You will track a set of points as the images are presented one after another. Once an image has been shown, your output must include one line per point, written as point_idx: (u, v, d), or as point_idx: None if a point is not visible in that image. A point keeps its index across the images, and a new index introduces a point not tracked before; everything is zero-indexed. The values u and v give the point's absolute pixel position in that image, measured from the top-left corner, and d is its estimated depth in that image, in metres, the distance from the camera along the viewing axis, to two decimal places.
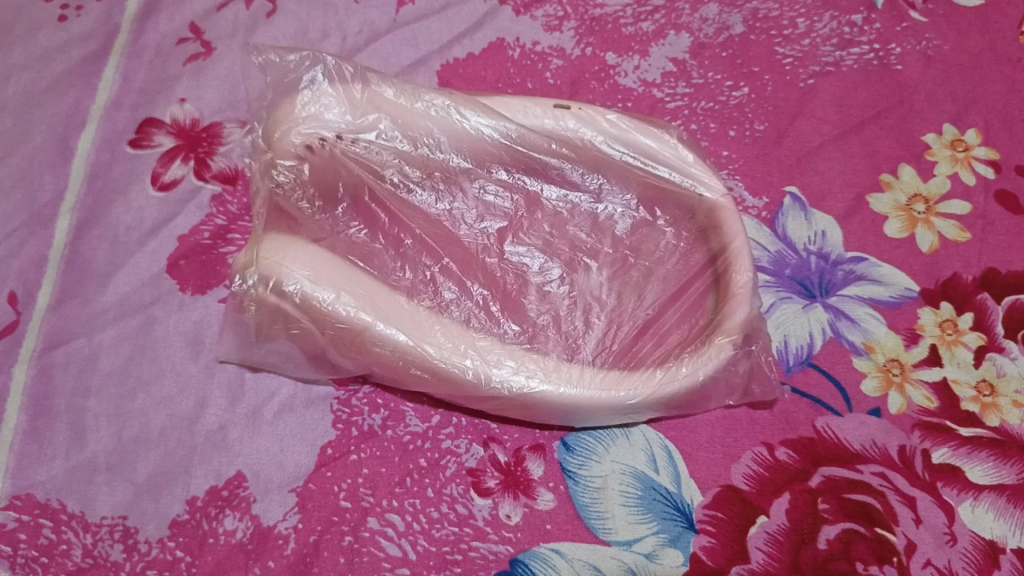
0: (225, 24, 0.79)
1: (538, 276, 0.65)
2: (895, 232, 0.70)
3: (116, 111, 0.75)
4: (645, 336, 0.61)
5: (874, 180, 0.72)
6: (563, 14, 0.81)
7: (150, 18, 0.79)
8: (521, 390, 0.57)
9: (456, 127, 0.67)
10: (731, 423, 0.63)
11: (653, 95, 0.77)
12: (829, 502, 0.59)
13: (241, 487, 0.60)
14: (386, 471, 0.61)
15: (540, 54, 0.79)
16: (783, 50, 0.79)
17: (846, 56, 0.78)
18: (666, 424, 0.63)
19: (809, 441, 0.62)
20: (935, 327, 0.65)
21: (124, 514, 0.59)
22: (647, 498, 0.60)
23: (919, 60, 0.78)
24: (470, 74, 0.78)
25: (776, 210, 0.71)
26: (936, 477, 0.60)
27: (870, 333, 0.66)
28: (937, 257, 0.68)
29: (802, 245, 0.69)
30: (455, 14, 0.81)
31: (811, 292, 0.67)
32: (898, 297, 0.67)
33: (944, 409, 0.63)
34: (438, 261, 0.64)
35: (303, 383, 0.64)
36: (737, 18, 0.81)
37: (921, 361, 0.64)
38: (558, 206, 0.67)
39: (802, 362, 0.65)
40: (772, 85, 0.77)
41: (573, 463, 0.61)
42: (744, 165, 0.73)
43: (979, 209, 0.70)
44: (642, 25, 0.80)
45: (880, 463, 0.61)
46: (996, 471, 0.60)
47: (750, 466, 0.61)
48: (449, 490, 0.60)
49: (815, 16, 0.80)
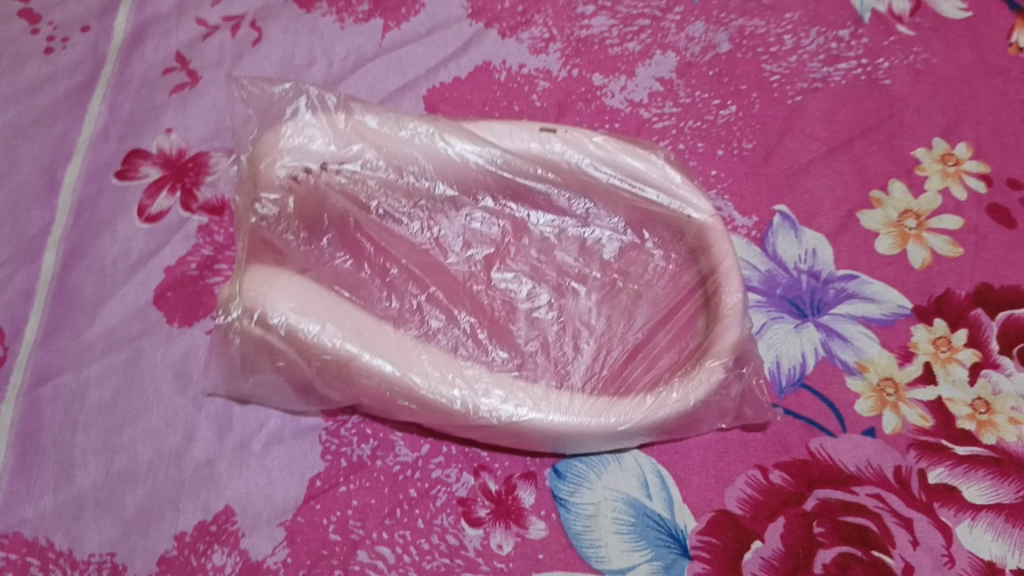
0: (212, 52, 0.80)
1: (522, 309, 0.64)
2: (887, 248, 0.69)
3: (103, 142, 0.75)
4: (636, 359, 0.61)
5: (865, 197, 0.72)
6: (549, 36, 0.81)
7: (136, 49, 0.79)
8: (511, 418, 0.56)
9: (445, 157, 0.67)
10: (724, 446, 0.62)
11: (640, 115, 0.77)
12: (825, 525, 0.59)
13: (230, 521, 0.60)
14: (376, 501, 0.60)
15: (526, 76, 0.79)
16: (770, 67, 0.79)
17: (834, 72, 0.78)
18: (657, 448, 0.62)
19: (803, 463, 0.61)
20: (929, 345, 0.65)
21: (112, 550, 0.59)
22: (640, 525, 0.59)
23: (908, 75, 0.78)
24: (456, 99, 0.78)
25: (766, 229, 0.71)
26: (933, 498, 0.59)
27: (863, 352, 0.65)
28: (930, 273, 0.68)
29: (793, 265, 0.69)
30: (441, 38, 0.81)
31: (803, 312, 0.67)
32: (890, 314, 0.66)
33: (939, 428, 0.62)
34: (422, 296, 0.63)
35: (292, 414, 0.63)
36: (724, 36, 0.80)
37: (915, 379, 0.64)
38: (546, 231, 0.67)
39: (795, 384, 0.64)
40: (760, 103, 0.77)
41: (564, 491, 0.61)
42: (733, 184, 0.73)
43: (971, 224, 0.70)
44: (628, 45, 0.80)
45: (876, 484, 0.60)
46: (994, 490, 0.60)
47: (744, 490, 0.60)
48: (440, 520, 0.60)
49: (801, 32, 0.80)
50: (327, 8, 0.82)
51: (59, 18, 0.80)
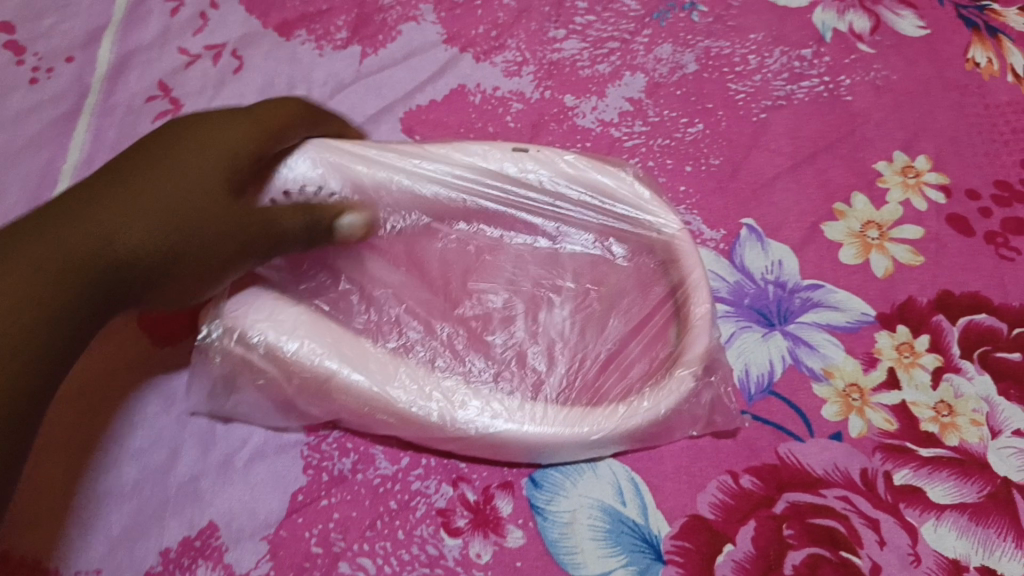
0: (194, 81, 0.82)
1: (496, 325, 0.67)
2: (850, 258, 0.71)
3: (88, 168, 0.77)
4: (609, 369, 0.63)
5: (829, 209, 0.74)
6: (522, 60, 0.83)
7: (119, 78, 0.81)
8: (487, 429, 0.58)
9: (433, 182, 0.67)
10: (696, 452, 0.64)
11: (611, 134, 0.79)
12: (795, 527, 0.60)
13: (214, 536, 0.61)
14: (357, 514, 0.62)
15: (500, 99, 0.81)
16: (735, 86, 0.81)
17: (797, 90, 0.81)
18: (632, 456, 0.63)
19: (773, 467, 0.63)
20: (893, 350, 0.67)
21: (99, 567, 0.60)
22: (615, 531, 0.61)
23: (868, 91, 0.80)
24: (433, 121, 0.80)
25: (733, 241, 0.73)
26: (899, 498, 0.61)
27: (829, 359, 0.67)
28: (892, 282, 0.70)
29: (760, 275, 0.71)
30: (417, 63, 0.83)
31: (770, 321, 0.69)
32: (855, 321, 0.68)
33: (903, 430, 0.64)
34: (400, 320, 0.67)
35: (274, 430, 0.65)
36: (690, 57, 0.83)
37: (880, 385, 0.66)
38: (520, 248, 0.70)
39: (763, 391, 0.66)
40: (726, 121, 0.79)
41: (541, 499, 0.62)
42: (701, 200, 0.75)
43: (932, 233, 0.72)
44: (598, 67, 0.83)
45: (843, 486, 0.62)
46: (957, 490, 0.61)
47: (716, 495, 0.62)
48: (420, 531, 0.61)
49: (766, 52, 0.83)
50: (306, 37, 0.84)
51: (44, 49, 0.82)
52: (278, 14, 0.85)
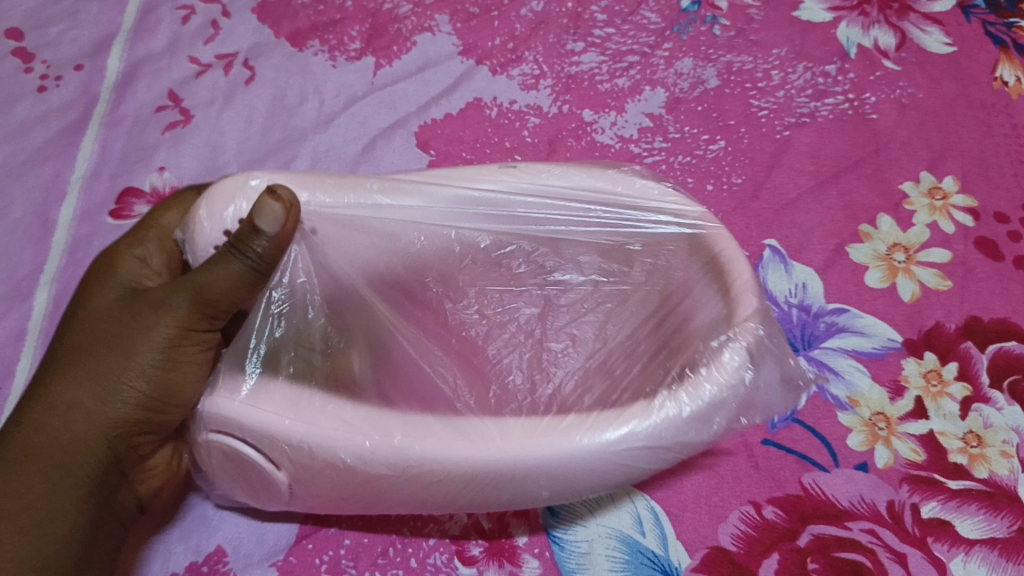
0: (203, 92, 0.80)
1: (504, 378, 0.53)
2: (876, 281, 0.70)
3: (96, 180, 0.75)
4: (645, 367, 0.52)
5: (853, 231, 0.72)
6: (539, 73, 0.82)
7: (128, 88, 0.80)
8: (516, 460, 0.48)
9: (388, 188, 0.55)
10: (718, 481, 0.62)
11: (630, 150, 0.77)
12: (819, 561, 0.58)
13: (221, 562, 0.59)
14: (369, 541, 0.60)
15: (517, 113, 0.80)
16: (758, 102, 0.80)
17: (821, 107, 0.79)
18: (652, 484, 0.62)
19: (796, 498, 0.61)
20: (920, 378, 0.65)
21: None
22: (634, 562, 0.59)
23: (893, 109, 0.79)
24: (448, 135, 0.79)
25: (756, 262, 0.71)
26: (927, 532, 0.59)
27: (854, 386, 0.65)
28: (919, 306, 0.68)
29: (783, 298, 0.69)
30: (432, 76, 0.81)
31: (793, 345, 0.67)
32: (881, 348, 0.67)
33: (931, 461, 0.62)
34: (389, 355, 0.52)
35: None
36: (711, 72, 0.82)
37: (907, 413, 0.64)
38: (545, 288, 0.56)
39: (787, 419, 0.64)
40: (748, 138, 0.78)
41: (558, 528, 0.60)
42: (723, 219, 0.73)
43: (959, 256, 0.71)
44: (617, 81, 0.81)
45: (869, 519, 0.60)
46: (987, 524, 0.59)
47: (738, 526, 0.60)
48: (433, 559, 0.59)
49: (788, 68, 0.81)
50: (319, 47, 0.83)
51: (52, 57, 0.81)
52: (291, 24, 0.83)
